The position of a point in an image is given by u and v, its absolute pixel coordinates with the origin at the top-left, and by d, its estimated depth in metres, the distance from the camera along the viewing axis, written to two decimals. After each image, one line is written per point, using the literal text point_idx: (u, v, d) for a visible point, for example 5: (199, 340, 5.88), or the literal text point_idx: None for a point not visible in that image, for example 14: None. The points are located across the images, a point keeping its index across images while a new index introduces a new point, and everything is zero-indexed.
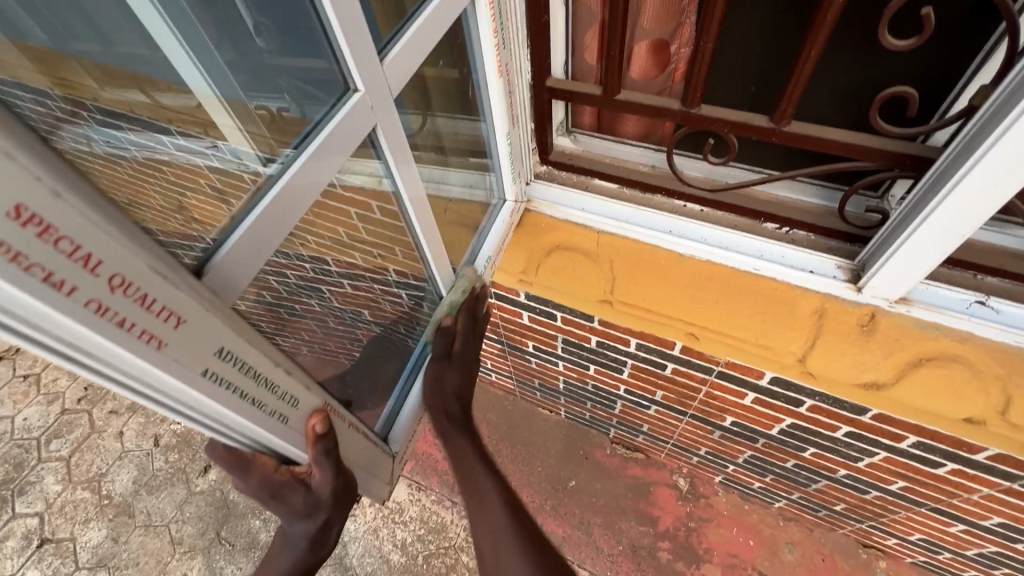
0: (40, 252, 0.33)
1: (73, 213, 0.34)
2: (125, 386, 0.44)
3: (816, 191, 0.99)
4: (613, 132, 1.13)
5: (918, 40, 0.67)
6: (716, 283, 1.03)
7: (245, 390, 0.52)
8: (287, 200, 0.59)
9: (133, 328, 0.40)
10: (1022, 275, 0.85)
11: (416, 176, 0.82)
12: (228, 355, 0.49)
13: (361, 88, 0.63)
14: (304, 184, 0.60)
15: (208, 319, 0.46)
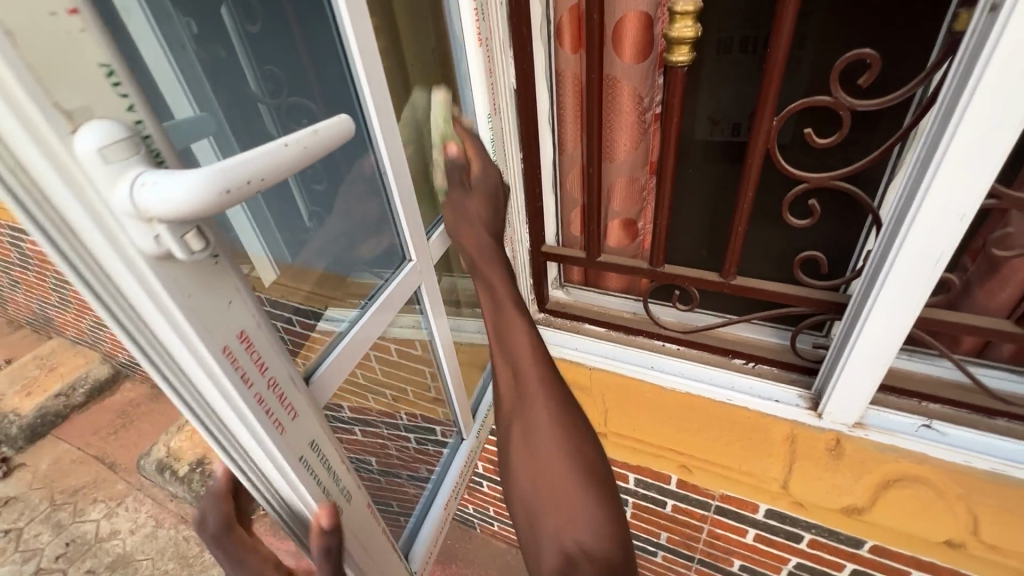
0: (243, 357, 0.47)
1: (265, 340, 0.50)
2: (235, 460, 0.52)
3: (771, 331, 1.16)
4: (599, 285, 1.36)
5: (811, 221, 0.93)
6: (698, 413, 1.17)
7: (322, 480, 0.61)
8: (358, 338, 0.79)
9: (270, 415, 0.52)
10: (954, 400, 0.99)
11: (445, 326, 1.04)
12: (316, 448, 0.59)
13: (414, 256, 0.89)
14: (366, 331, 0.80)
15: (308, 416, 0.58)
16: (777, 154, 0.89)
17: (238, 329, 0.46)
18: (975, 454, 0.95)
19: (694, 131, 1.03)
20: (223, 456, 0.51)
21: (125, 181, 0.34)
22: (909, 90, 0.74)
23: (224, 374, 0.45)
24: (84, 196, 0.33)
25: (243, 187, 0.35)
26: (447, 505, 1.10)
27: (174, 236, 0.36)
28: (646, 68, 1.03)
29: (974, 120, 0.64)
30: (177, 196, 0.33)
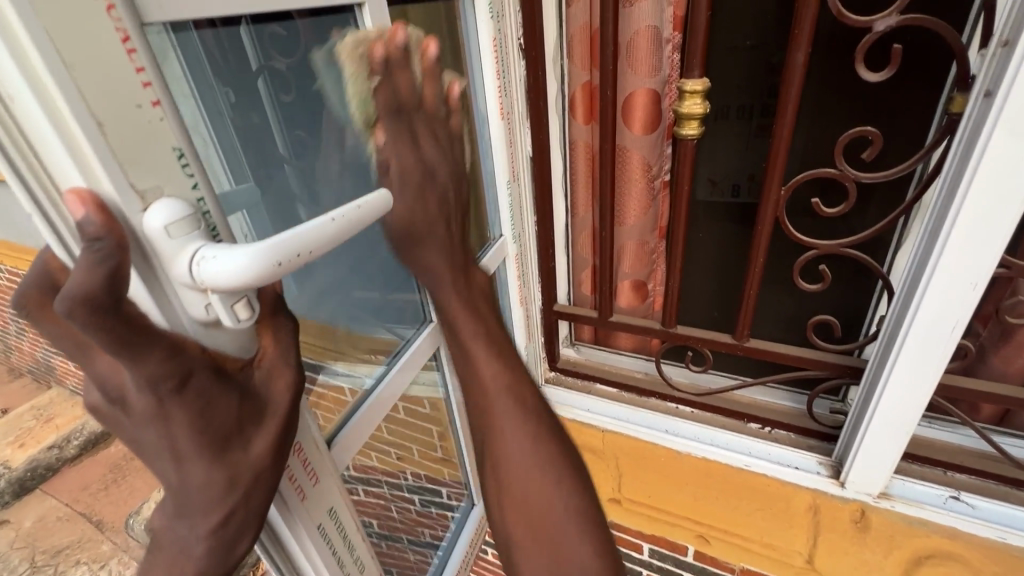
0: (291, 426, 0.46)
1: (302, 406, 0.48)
2: (268, 544, 0.48)
3: (785, 394, 1.16)
4: (609, 344, 1.35)
5: (823, 285, 0.94)
6: (718, 480, 1.14)
7: (342, 559, 0.56)
8: (380, 402, 0.77)
9: (295, 483, 0.47)
10: (982, 470, 0.97)
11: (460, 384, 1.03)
12: (335, 516, 0.54)
13: (434, 320, 0.89)
14: (391, 391, 0.79)
15: (331, 481, 0.53)
16: (787, 223, 0.92)
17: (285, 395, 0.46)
18: (1015, 531, 0.91)
19: (695, 191, 1.07)
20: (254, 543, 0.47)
21: (186, 252, 0.31)
22: (912, 165, 0.78)
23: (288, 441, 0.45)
24: (143, 269, 0.30)
25: (294, 260, 0.33)
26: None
27: (226, 304, 0.32)
28: (655, 138, 1.08)
29: (982, 193, 0.67)
30: (229, 274, 0.31)
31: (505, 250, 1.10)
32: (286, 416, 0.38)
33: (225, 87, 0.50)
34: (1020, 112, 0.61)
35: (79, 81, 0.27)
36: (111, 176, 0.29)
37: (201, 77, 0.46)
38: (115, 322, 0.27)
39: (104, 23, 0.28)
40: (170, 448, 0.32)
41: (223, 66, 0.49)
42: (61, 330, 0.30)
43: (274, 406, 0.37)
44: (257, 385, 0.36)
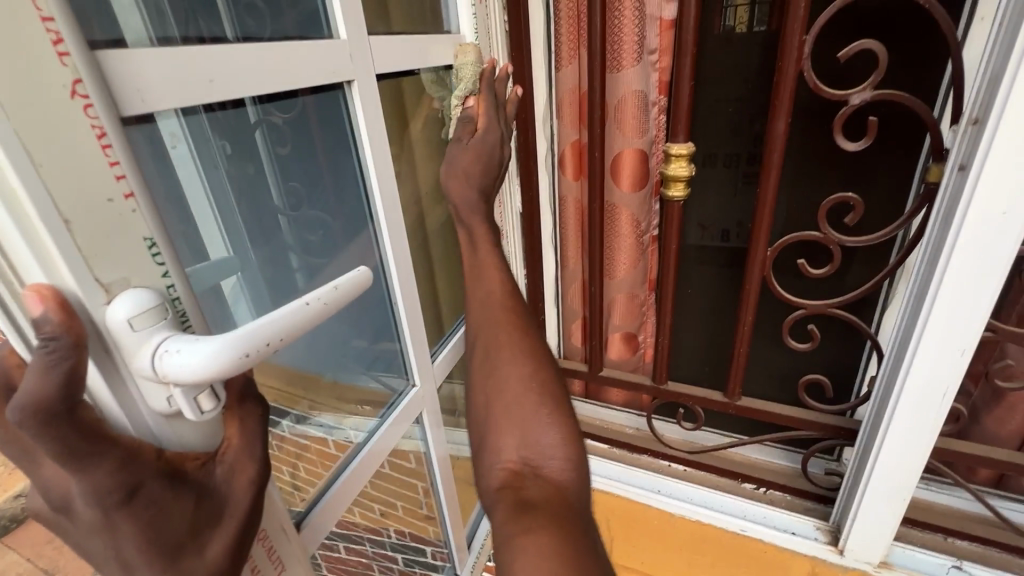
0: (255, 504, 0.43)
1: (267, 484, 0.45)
2: None
3: (780, 453, 1.13)
4: (600, 397, 1.33)
5: (811, 345, 0.94)
6: (708, 544, 1.08)
7: None
8: (363, 465, 0.71)
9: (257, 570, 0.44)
10: (979, 538, 0.95)
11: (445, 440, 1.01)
12: None
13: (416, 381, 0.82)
14: (376, 451, 0.73)
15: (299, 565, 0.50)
16: (773, 283, 0.92)
17: None
18: None
19: (685, 235, 1.06)
20: None
21: (146, 345, 0.30)
22: (891, 230, 0.79)
23: None
24: (99, 366, 0.29)
25: (263, 349, 0.32)
26: None
27: (186, 397, 0.31)
28: (643, 196, 1.10)
29: (959, 264, 0.68)
30: (195, 367, 0.29)
31: None
32: (248, 512, 0.36)
33: (221, 139, 0.49)
34: (991, 189, 0.63)
35: (48, 181, 0.26)
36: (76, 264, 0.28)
37: (198, 139, 0.45)
38: (65, 432, 0.27)
39: (78, 120, 0.27)
40: (121, 556, 0.31)
41: (225, 123, 0.48)
42: (10, 437, 0.29)
43: (236, 500, 0.36)
44: (218, 481, 0.35)
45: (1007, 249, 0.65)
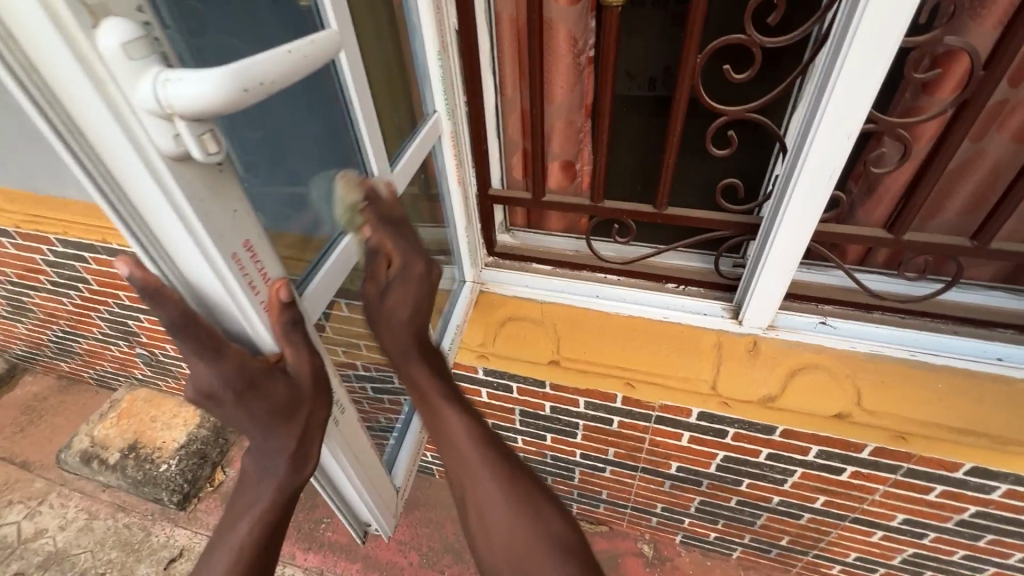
0: (264, 255, 0.60)
1: (264, 245, 0.60)
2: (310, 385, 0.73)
3: (696, 256, 1.33)
4: (542, 226, 1.45)
5: (730, 150, 1.05)
6: (639, 332, 1.31)
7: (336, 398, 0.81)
8: (332, 270, 0.84)
9: (258, 294, 0.59)
10: (843, 300, 1.22)
11: None
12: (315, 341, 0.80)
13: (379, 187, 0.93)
14: (331, 271, 0.84)
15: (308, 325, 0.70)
16: (700, 89, 0.99)
17: (243, 239, 0.56)
18: (858, 339, 1.20)
19: (620, 86, 1.13)
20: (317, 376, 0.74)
21: (147, 79, 0.42)
22: (806, 29, 0.86)
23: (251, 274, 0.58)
24: (118, 110, 0.43)
25: (259, 86, 0.44)
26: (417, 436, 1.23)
27: (192, 134, 0.45)
28: (579, 10, 1.07)
29: (859, 49, 0.80)
30: (196, 93, 0.41)
31: (439, 127, 1.11)
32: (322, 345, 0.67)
33: None
34: None
35: None
36: (183, 222, 0.50)
37: None
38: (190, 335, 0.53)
39: None
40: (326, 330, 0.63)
41: None
42: None
43: None
44: None
45: (895, 36, 0.78)
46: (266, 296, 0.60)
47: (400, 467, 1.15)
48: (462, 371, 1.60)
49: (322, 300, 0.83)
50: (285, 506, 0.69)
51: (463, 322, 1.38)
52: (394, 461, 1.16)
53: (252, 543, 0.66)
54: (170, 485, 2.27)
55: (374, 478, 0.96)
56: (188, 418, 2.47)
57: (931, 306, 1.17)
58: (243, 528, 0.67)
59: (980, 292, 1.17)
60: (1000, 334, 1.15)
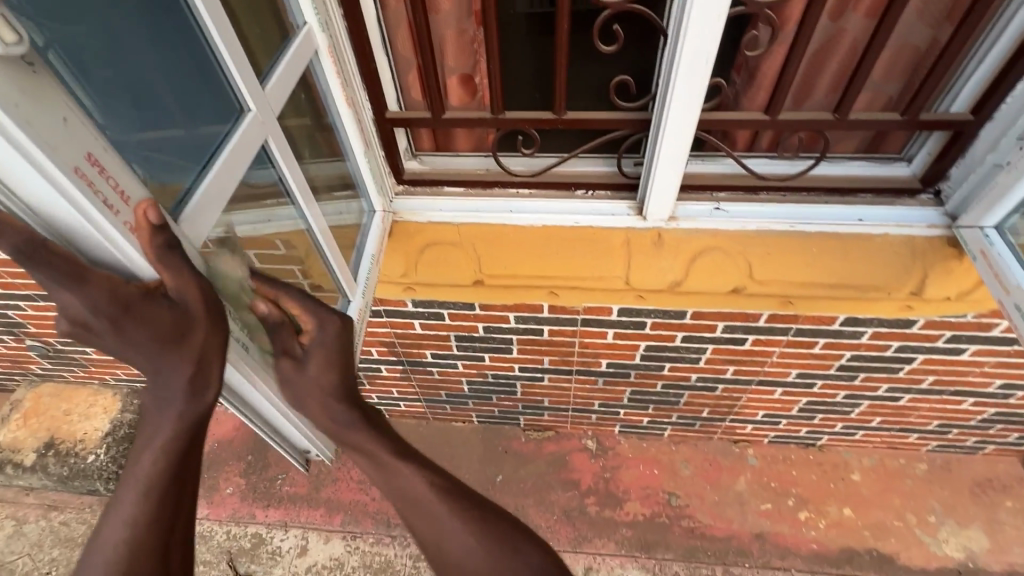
0: (113, 169, 0.65)
1: (111, 158, 0.66)
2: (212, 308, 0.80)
3: (601, 161, 1.37)
4: (449, 147, 1.41)
5: (618, 46, 1.09)
6: (554, 240, 1.36)
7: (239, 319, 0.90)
8: (216, 194, 0.83)
9: (112, 206, 0.65)
10: (732, 186, 1.31)
11: (321, 217, 1.16)
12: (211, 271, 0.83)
13: (252, 108, 0.90)
14: (216, 194, 0.83)
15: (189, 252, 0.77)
16: None
17: (84, 153, 0.61)
18: (748, 219, 1.31)
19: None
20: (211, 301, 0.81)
21: None
22: None
23: (103, 184, 0.64)
24: None
25: None
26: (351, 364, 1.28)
27: None
28: None
29: None
30: None
31: (314, 40, 1.05)
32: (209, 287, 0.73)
33: None
34: None
35: None
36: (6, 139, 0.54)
37: None
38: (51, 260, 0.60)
39: None
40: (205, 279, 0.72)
41: None
42: None
43: None
44: None
45: None
46: (130, 217, 0.67)
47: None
48: (391, 306, 1.60)
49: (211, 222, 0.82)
50: (191, 431, 0.69)
51: (378, 255, 1.36)
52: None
53: (157, 471, 0.65)
54: (103, 475, 2.16)
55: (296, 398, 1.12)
56: (108, 405, 2.31)
57: (805, 181, 1.30)
58: (145, 460, 0.65)
59: (847, 163, 1.30)
60: (863, 199, 1.30)
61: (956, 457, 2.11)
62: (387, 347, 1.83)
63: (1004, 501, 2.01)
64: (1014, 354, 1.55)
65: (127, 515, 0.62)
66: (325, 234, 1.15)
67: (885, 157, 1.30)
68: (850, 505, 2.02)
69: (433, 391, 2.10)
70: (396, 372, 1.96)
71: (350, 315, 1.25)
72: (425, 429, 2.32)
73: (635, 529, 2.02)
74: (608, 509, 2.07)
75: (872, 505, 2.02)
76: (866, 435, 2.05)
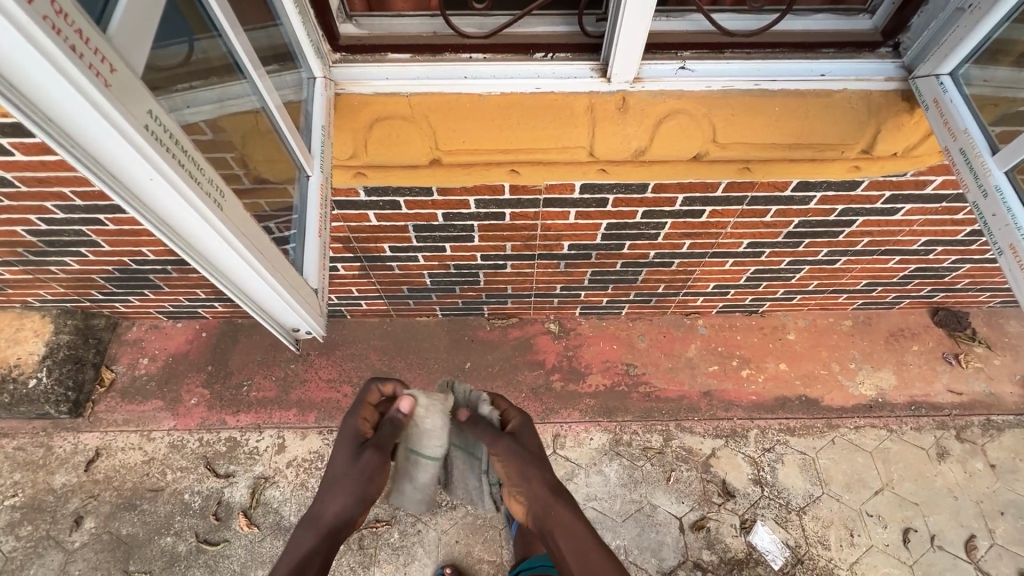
0: None
1: None
2: (172, 169, 0.63)
3: (559, 19, 1.26)
4: (386, 8, 1.25)
5: None
6: (513, 109, 1.27)
7: (198, 177, 0.69)
8: (141, 9, 0.68)
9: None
10: (699, 44, 1.24)
11: (271, 89, 1.07)
12: (155, 118, 0.62)
13: None
14: (144, 7, 0.68)
15: (131, 83, 0.58)
16: None
17: None
18: (714, 77, 1.25)
19: None
20: (166, 162, 0.62)
21: None
22: None
23: None
24: None
25: None
26: (322, 249, 1.16)
27: None
28: None
29: None
30: None
31: None
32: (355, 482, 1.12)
33: None
34: None
35: None
36: None
37: None
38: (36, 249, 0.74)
39: None
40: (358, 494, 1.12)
41: None
42: None
43: None
44: None
45: None
46: (53, 13, 0.48)
47: (312, 272, 1.12)
48: (342, 197, 1.51)
49: (144, 42, 0.68)
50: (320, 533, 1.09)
51: (328, 132, 1.23)
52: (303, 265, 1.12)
53: (304, 544, 1.07)
54: (51, 398, 2.06)
55: (291, 277, 0.94)
56: (38, 327, 2.11)
57: (770, 37, 1.25)
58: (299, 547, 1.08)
59: (813, 16, 1.25)
60: (826, 54, 1.26)
61: (876, 312, 2.36)
62: (343, 243, 1.76)
63: (912, 345, 2.29)
64: (941, 211, 1.67)
65: (302, 526, 1.11)
66: (280, 109, 1.08)
67: (849, 10, 1.26)
68: (786, 361, 2.25)
69: (395, 287, 2.07)
70: (354, 269, 1.91)
71: (311, 191, 1.17)
72: (390, 326, 2.32)
73: (597, 398, 2.17)
74: (572, 383, 2.21)
75: (804, 359, 2.26)
76: (802, 299, 2.24)
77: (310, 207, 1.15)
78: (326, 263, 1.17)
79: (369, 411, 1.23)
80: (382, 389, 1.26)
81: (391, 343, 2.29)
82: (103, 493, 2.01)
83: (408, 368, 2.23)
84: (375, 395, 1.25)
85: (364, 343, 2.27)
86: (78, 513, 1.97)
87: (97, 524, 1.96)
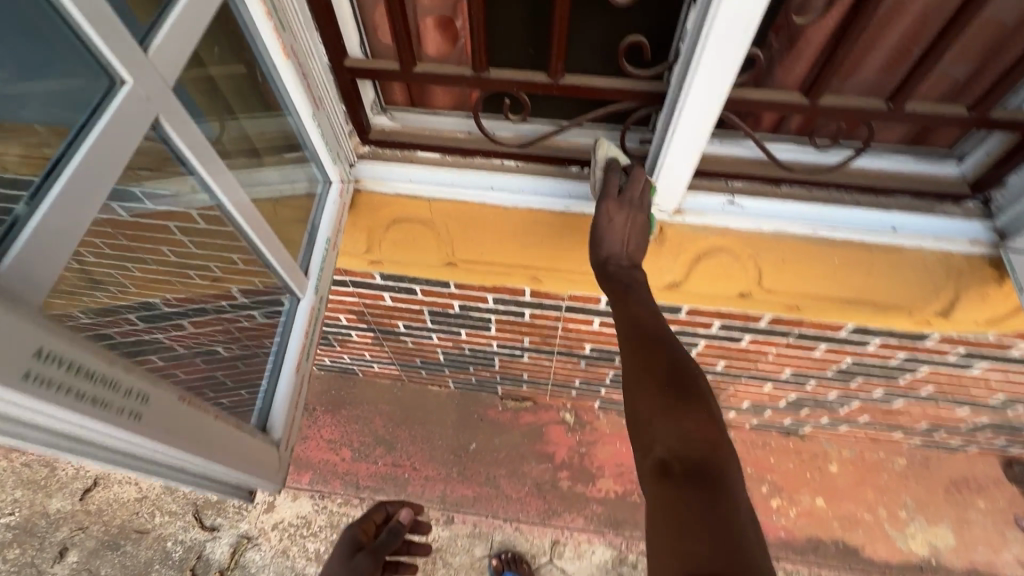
0: None
1: None
2: (63, 406, 0.54)
3: (603, 132, 1.16)
4: (426, 104, 1.18)
5: None
6: (536, 224, 1.19)
7: (108, 397, 0.60)
8: (75, 201, 0.58)
9: None
10: (753, 175, 1.11)
11: (234, 185, 0.87)
12: (48, 356, 0.52)
13: (127, 79, 0.63)
14: (84, 193, 0.59)
15: (12, 328, 0.49)
16: None
17: None
18: (764, 217, 1.13)
19: None
20: (54, 403, 0.53)
21: None
22: None
23: None
24: None
25: None
26: (298, 369, 1.05)
27: None
28: None
29: None
30: None
31: None
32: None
33: None
34: None
35: None
36: None
37: None
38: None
39: None
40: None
41: None
42: None
43: None
44: None
45: None
46: None
47: (279, 412, 1.00)
48: (358, 277, 1.45)
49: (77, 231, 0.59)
50: None
51: (339, 230, 1.17)
52: (272, 401, 1.01)
53: None
54: None
55: (238, 451, 0.86)
56: None
57: (840, 175, 1.10)
58: None
59: (891, 156, 1.10)
60: (901, 201, 1.11)
61: (937, 454, 2.08)
62: (356, 314, 1.70)
63: (977, 501, 1.99)
64: None
65: None
66: (241, 209, 0.89)
67: (934, 153, 1.10)
68: (824, 496, 2.00)
69: (408, 357, 2.00)
70: (367, 339, 1.85)
71: (298, 317, 1.07)
72: (400, 391, 2.24)
73: (605, 506, 2.00)
74: (580, 484, 2.05)
75: (845, 497, 2.00)
76: (850, 429, 2.01)
77: (291, 336, 1.05)
78: (301, 389, 1.05)
79: (370, 524, 1.55)
80: (386, 510, 1.60)
81: (398, 410, 2.20)
82: (91, 526, 2.00)
83: (411, 440, 2.13)
84: (379, 514, 1.58)
85: (371, 407, 2.19)
86: (64, 544, 1.97)
87: (80, 559, 1.95)
